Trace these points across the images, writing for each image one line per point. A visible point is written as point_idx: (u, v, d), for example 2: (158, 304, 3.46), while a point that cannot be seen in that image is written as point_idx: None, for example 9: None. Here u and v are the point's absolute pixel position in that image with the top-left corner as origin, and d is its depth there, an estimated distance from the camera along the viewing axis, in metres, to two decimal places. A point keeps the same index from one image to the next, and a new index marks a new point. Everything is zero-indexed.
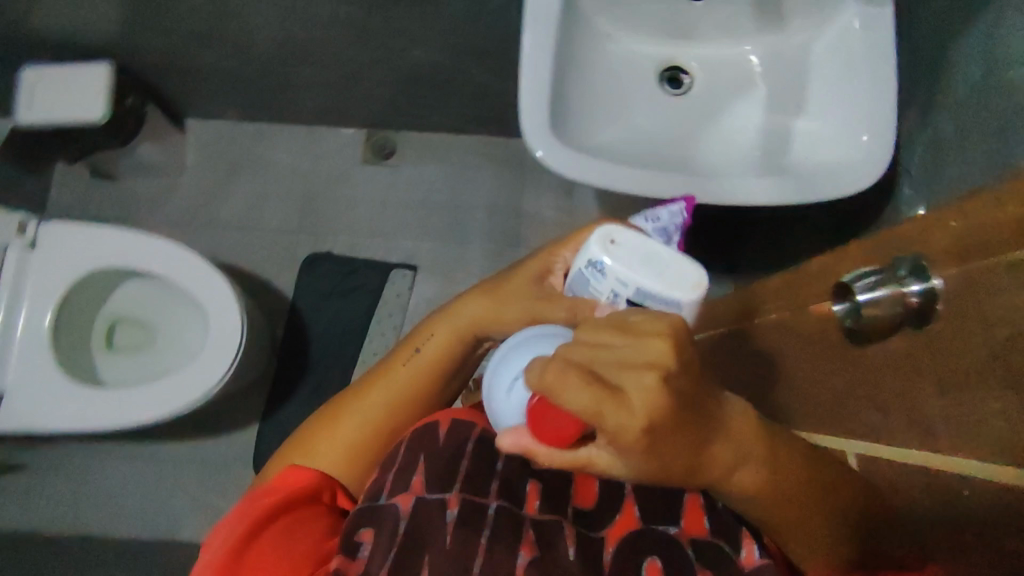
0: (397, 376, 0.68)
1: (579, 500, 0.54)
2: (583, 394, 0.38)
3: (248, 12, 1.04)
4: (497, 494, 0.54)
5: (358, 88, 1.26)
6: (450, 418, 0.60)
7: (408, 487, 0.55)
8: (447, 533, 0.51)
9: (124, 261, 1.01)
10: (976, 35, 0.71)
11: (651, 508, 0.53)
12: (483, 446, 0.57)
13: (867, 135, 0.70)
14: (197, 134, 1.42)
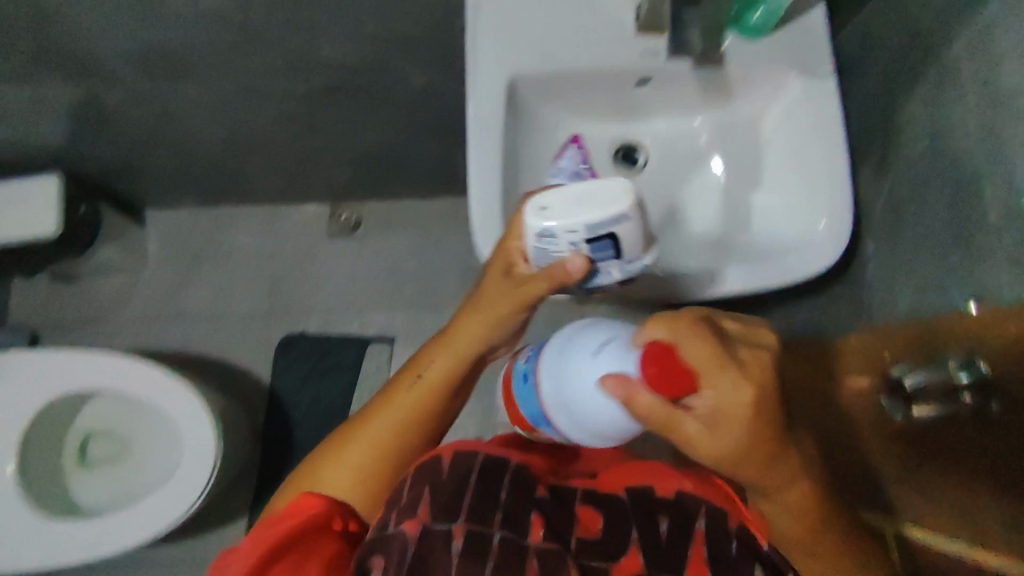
0: (401, 399, 0.66)
1: (583, 531, 0.59)
2: (711, 354, 0.46)
3: (195, 118, 1.02)
4: (500, 525, 0.57)
5: (315, 168, 1.25)
6: (451, 453, 0.62)
7: (415, 516, 0.58)
8: (454, 563, 0.55)
9: (84, 384, 0.99)
10: (919, 98, 0.72)
11: (654, 552, 0.58)
12: (485, 479, 0.60)
13: (824, 220, 0.72)
14: (157, 226, 1.40)
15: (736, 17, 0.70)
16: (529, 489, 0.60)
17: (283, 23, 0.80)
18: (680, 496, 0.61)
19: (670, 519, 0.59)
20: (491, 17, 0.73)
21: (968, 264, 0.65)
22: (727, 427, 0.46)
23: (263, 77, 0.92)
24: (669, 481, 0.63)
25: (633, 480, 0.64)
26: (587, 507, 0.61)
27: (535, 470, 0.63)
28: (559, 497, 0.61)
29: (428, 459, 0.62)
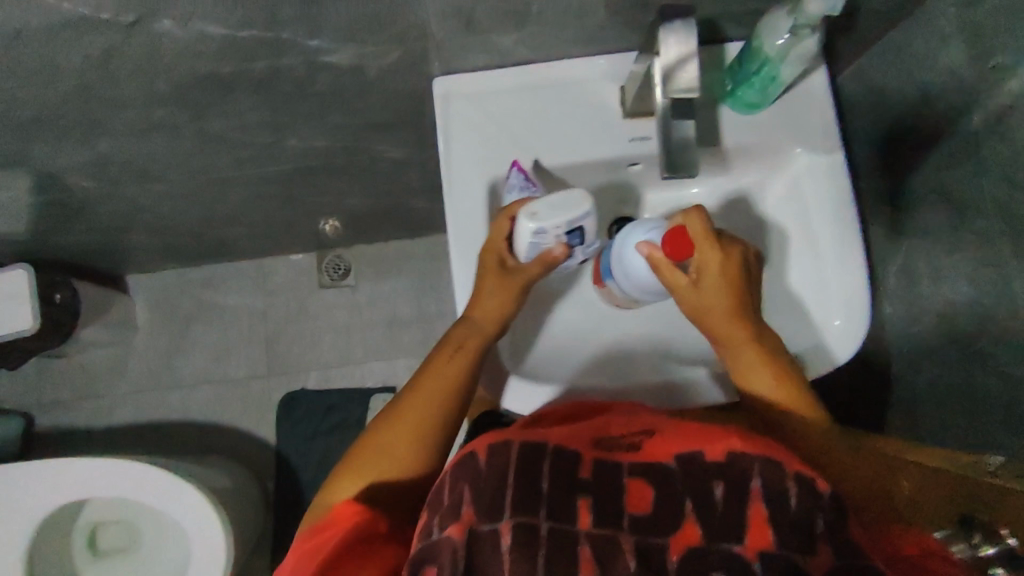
0: (435, 364, 0.64)
1: (633, 508, 0.52)
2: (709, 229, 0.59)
3: (165, 204, 0.97)
4: (546, 516, 0.51)
5: (297, 227, 1.19)
6: (484, 445, 0.55)
7: (460, 517, 0.51)
8: (506, 563, 0.49)
9: (90, 491, 0.98)
10: (933, 165, 0.68)
11: (712, 522, 0.50)
12: (524, 465, 0.53)
13: (839, 318, 0.67)
14: (143, 291, 1.36)
15: (731, 92, 0.65)
16: (569, 472, 0.54)
17: (244, 127, 0.74)
18: (733, 460, 0.53)
19: (724, 483, 0.52)
20: (462, 112, 0.67)
21: (997, 350, 0.64)
22: (714, 282, 0.61)
23: (230, 167, 0.86)
24: (720, 442, 0.54)
25: (681, 446, 0.55)
26: (633, 479, 0.53)
27: (571, 446, 0.55)
28: (601, 476, 0.54)
29: (459, 458, 0.55)
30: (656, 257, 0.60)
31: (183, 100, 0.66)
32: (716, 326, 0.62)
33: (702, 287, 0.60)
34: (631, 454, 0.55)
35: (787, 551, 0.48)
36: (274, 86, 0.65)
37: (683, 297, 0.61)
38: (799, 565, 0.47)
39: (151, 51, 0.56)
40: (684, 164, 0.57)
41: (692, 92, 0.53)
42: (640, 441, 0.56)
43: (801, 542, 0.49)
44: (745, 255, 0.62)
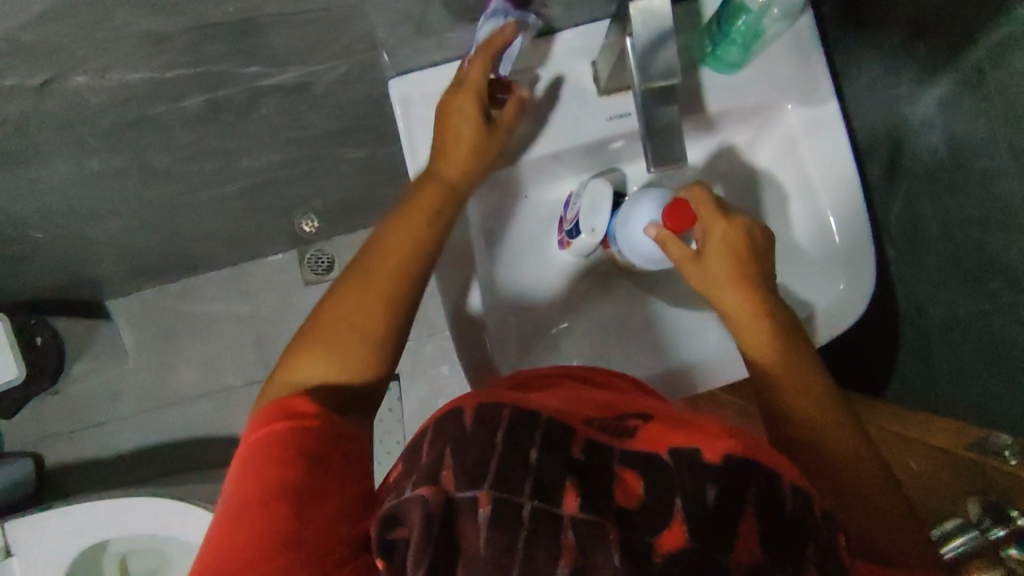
0: (394, 232, 0.53)
1: (623, 499, 0.45)
2: (711, 202, 0.57)
3: (125, 235, 0.92)
4: (533, 493, 0.43)
5: (269, 229, 1.13)
6: (474, 403, 0.48)
7: (437, 482, 0.44)
8: (480, 536, 0.42)
9: (119, 531, 0.98)
10: (931, 100, 0.63)
11: (705, 526, 0.43)
12: (517, 434, 0.45)
13: (843, 282, 0.65)
14: (124, 312, 1.31)
15: (711, 54, 0.59)
16: (562, 447, 0.47)
17: (191, 156, 0.69)
18: (732, 461, 0.46)
19: (720, 486, 0.45)
20: (425, 117, 0.60)
21: (1007, 293, 0.61)
22: (720, 257, 0.57)
23: (183, 189, 0.79)
24: (719, 442, 0.48)
25: (680, 440, 0.48)
26: (626, 467, 0.47)
27: (566, 421, 0.49)
28: (594, 457, 0.47)
29: (448, 414, 0.48)
30: (662, 233, 0.57)
31: (120, 143, 0.61)
32: (728, 303, 0.57)
33: (704, 260, 0.57)
34: (626, 440, 0.49)
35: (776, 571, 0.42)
36: (216, 114, 0.60)
37: (685, 270, 0.58)
38: None
39: (71, 105, 0.51)
40: (668, 153, 0.53)
41: (668, 77, 0.49)
42: (636, 429, 0.50)
43: (790, 562, 0.43)
44: (752, 234, 0.57)
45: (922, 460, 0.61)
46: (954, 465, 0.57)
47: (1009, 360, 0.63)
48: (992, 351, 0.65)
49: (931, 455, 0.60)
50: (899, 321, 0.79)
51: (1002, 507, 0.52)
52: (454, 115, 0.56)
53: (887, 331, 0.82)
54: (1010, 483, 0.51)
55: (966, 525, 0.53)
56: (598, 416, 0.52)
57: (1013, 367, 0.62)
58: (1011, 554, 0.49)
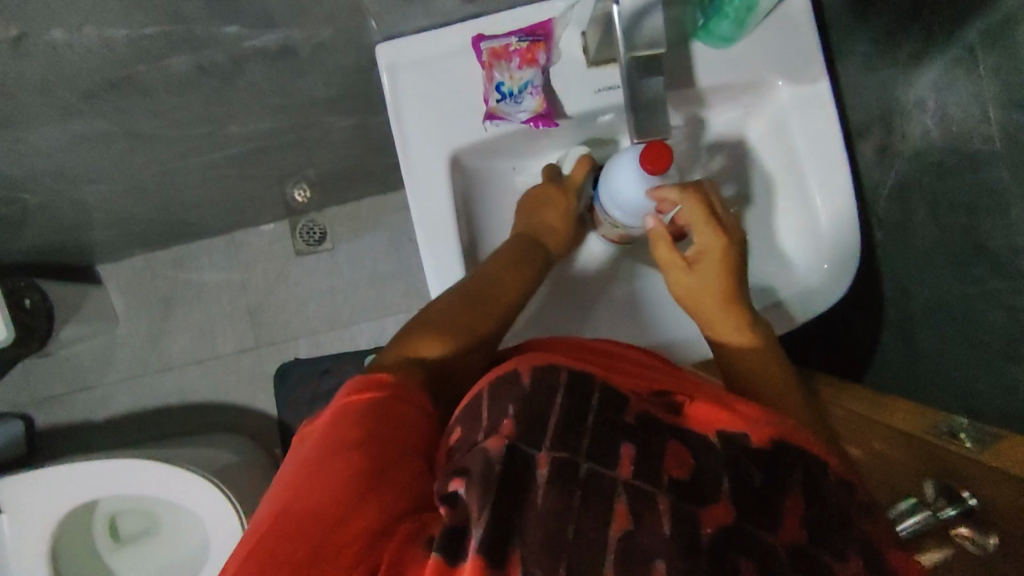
0: (513, 270, 0.60)
1: (675, 468, 0.44)
2: (705, 209, 0.57)
3: (113, 200, 0.91)
4: (589, 457, 0.42)
5: (260, 198, 1.12)
6: (531, 364, 0.46)
7: (499, 432, 0.42)
8: (540, 491, 0.41)
9: (109, 492, 0.99)
10: (925, 84, 0.63)
11: (751, 502, 0.43)
12: (575, 399, 0.45)
13: (827, 261, 0.64)
14: (115, 278, 1.31)
15: (703, 26, 0.59)
16: (615, 415, 0.45)
17: (178, 120, 0.68)
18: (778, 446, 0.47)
19: (766, 469, 0.45)
20: (412, 83, 0.60)
21: (993, 279, 0.61)
22: (708, 269, 0.58)
23: (173, 154, 0.79)
24: (766, 426, 0.48)
25: (727, 421, 0.48)
26: (678, 438, 0.46)
27: (618, 388, 0.48)
28: (647, 427, 0.46)
29: (498, 374, 0.46)
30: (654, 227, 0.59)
31: (103, 105, 0.60)
32: (707, 313, 0.59)
33: (695, 267, 0.59)
34: (675, 416, 0.48)
35: (819, 552, 0.42)
36: (201, 78, 0.59)
37: (673, 276, 0.60)
38: (828, 567, 0.42)
39: (50, 63, 0.50)
40: (653, 125, 0.53)
41: (655, 46, 0.49)
42: (681, 404, 0.50)
43: (834, 545, 0.43)
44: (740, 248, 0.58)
45: (889, 444, 0.62)
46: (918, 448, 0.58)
47: (987, 343, 0.63)
48: (974, 334, 0.65)
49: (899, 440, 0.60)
50: (883, 304, 0.79)
51: (955, 489, 0.52)
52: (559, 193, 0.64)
53: (870, 311, 0.82)
54: (965, 465, 0.52)
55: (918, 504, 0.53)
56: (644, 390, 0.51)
57: (993, 351, 0.63)
58: (960, 532, 0.51)
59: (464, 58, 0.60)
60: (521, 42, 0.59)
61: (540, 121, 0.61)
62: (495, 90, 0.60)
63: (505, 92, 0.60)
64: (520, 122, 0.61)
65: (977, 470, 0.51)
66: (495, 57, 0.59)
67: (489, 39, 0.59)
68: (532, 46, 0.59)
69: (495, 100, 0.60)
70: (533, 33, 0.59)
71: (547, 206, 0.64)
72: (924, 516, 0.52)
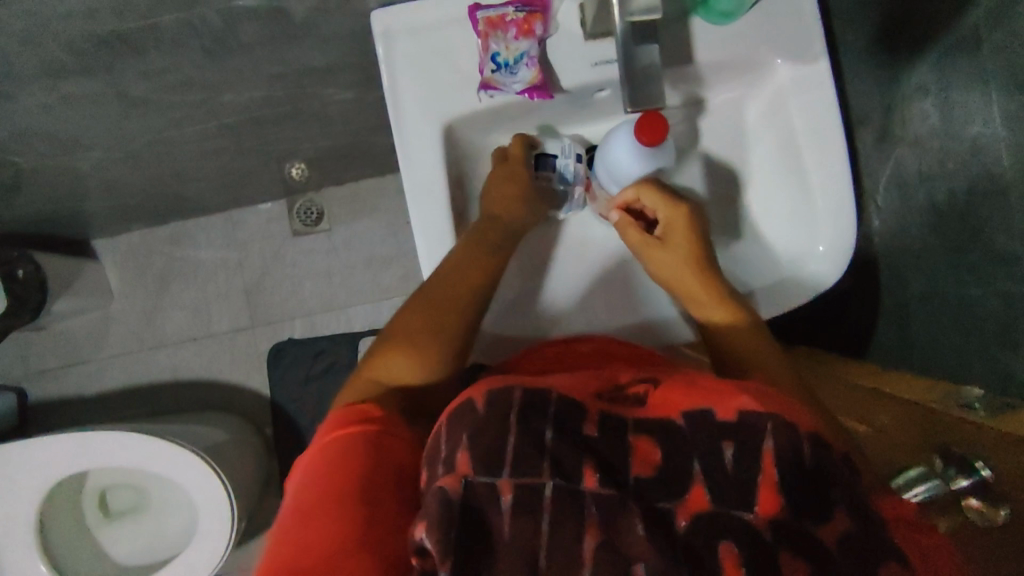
0: (464, 251, 0.59)
1: (640, 468, 0.43)
2: (664, 194, 0.60)
3: (107, 169, 0.91)
4: (552, 472, 0.41)
5: (257, 175, 1.11)
6: (485, 390, 0.45)
7: (453, 468, 0.41)
8: (506, 524, 0.39)
9: (93, 462, 0.98)
10: (926, 67, 0.62)
11: (725, 485, 0.42)
12: (528, 416, 0.43)
13: (823, 244, 0.63)
14: (111, 253, 1.31)
15: (703, 1, 0.58)
16: (572, 425, 0.44)
17: (171, 83, 0.68)
18: (749, 418, 0.44)
19: (737, 445, 0.43)
20: (408, 51, 0.59)
21: (988, 265, 0.60)
22: (676, 247, 0.59)
23: (167, 121, 0.78)
24: (733, 400, 0.46)
25: (692, 401, 0.46)
26: (641, 437, 0.45)
27: (575, 397, 0.47)
28: (607, 434, 0.45)
29: (457, 405, 0.45)
30: (621, 218, 0.62)
31: (94, 62, 0.60)
32: (688, 291, 0.59)
33: (662, 248, 0.60)
34: (637, 408, 0.47)
35: (804, 524, 0.41)
36: (193, 37, 0.59)
37: (646, 257, 0.61)
38: (813, 536, 0.40)
39: (38, 12, 0.50)
40: (647, 94, 0.52)
41: (651, 13, 0.47)
42: (646, 395, 0.49)
43: (814, 508, 0.41)
44: (699, 223, 0.60)
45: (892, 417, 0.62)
46: (921, 422, 0.59)
47: (982, 331, 0.62)
48: (968, 321, 0.64)
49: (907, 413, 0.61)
50: (881, 292, 0.79)
51: (968, 460, 0.51)
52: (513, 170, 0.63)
53: (869, 299, 0.82)
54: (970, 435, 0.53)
55: (928, 475, 0.52)
56: (605, 386, 0.49)
57: (986, 339, 0.62)
58: (970, 503, 0.50)
59: (461, 27, 0.59)
60: (519, 13, 0.58)
61: (535, 92, 0.60)
62: (490, 60, 0.59)
63: (501, 63, 0.59)
64: (515, 93, 0.60)
65: (991, 443, 0.51)
66: (491, 26, 0.58)
67: (485, 8, 0.58)
68: (529, 16, 0.58)
69: (490, 70, 0.59)
70: (531, 5, 0.58)
71: (503, 181, 0.63)
72: (934, 485, 0.51)
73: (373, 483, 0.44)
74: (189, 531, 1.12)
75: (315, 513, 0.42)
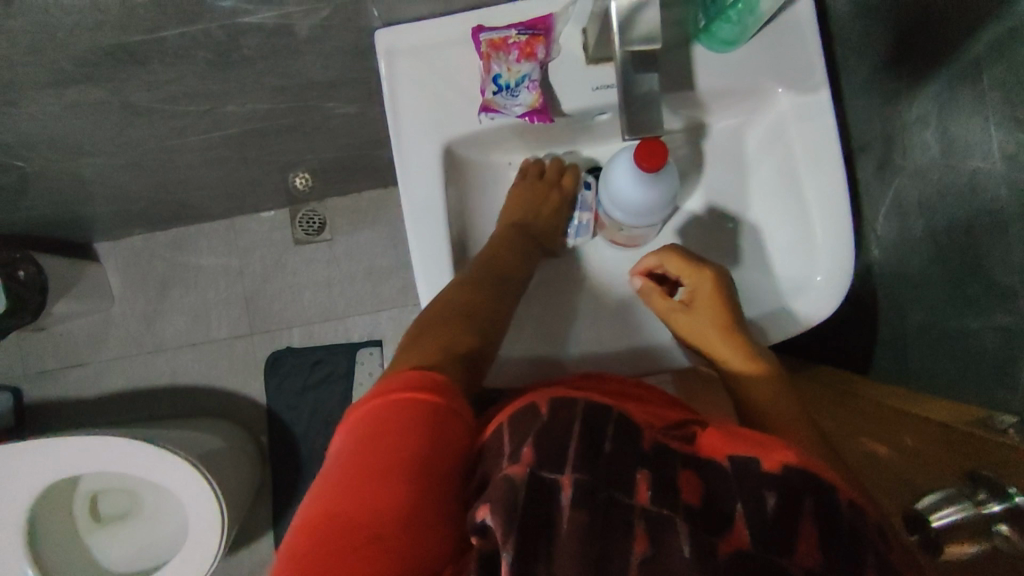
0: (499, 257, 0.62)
1: (689, 496, 0.41)
2: (689, 260, 0.60)
3: (111, 175, 0.91)
4: (609, 482, 0.40)
5: (260, 184, 1.12)
6: (547, 397, 0.45)
7: (519, 460, 0.41)
8: (563, 518, 0.38)
9: (84, 466, 0.97)
10: (928, 98, 0.62)
11: (766, 531, 0.39)
12: (592, 428, 0.43)
13: (821, 273, 0.62)
14: (114, 257, 1.31)
15: (704, 29, 0.58)
16: (630, 440, 0.44)
17: (174, 93, 0.68)
18: (789, 474, 0.43)
19: (779, 494, 0.41)
20: (409, 70, 0.60)
21: (986, 300, 0.59)
22: (706, 312, 0.59)
23: (171, 130, 0.79)
24: (777, 452, 0.45)
25: (737, 448, 0.45)
26: (689, 472, 0.43)
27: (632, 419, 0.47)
28: (660, 455, 0.44)
29: (516, 408, 0.46)
30: (647, 285, 0.62)
31: (99, 73, 0.60)
32: (718, 350, 0.60)
33: (691, 312, 0.60)
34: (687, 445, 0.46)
35: None
36: (195, 49, 0.59)
37: (676, 321, 0.61)
38: None
39: (42, 25, 0.51)
40: (643, 121, 0.52)
41: (650, 43, 0.48)
42: (694, 434, 0.48)
43: (847, 558, 0.39)
44: (728, 283, 0.60)
45: (918, 437, 0.57)
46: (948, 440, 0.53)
47: (979, 364, 0.62)
48: (965, 355, 0.64)
49: (931, 434, 0.55)
50: (878, 323, 0.79)
51: (1000, 484, 0.45)
52: (532, 186, 0.67)
53: (866, 329, 0.82)
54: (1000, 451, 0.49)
55: (955, 496, 0.46)
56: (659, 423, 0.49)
57: (984, 373, 0.61)
58: (999, 530, 0.43)
59: (463, 49, 0.60)
60: (521, 38, 0.58)
61: (535, 116, 0.60)
62: (491, 81, 0.58)
63: (501, 84, 0.58)
64: (515, 116, 0.60)
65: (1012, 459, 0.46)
66: (493, 48, 0.58)
67: (488, 31, 0.58)
68: (531, 39, 0.58)
69: (492, 92, 0.59)
70: (532, 29, 0.58)
71: (527, 197, 0.66)
72: (960, 508, 0.44)
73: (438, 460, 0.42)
74: (180, 537, 1.12)
75: (365, 485, 0.39)
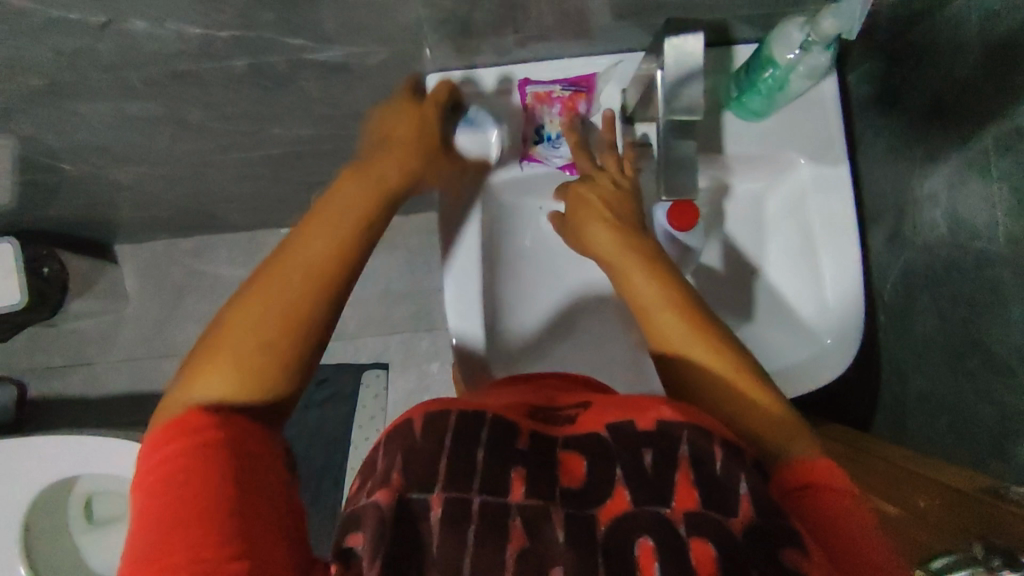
0: (304, 233, 0.47)
1: (567, 480, 0.45)
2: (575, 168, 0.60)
3: (148, 183, 0.94)
4: (479, 488, 0.43)
5: (286, 202, 1.15)
6: (423, 410, 0.47)
7: (388, 484, 0.43)
8: (434, 535, 0.41)
9: (88, 466, 0.98)
10: (939, 179, 0.66)
11: (642, 487, 0.44)
12: (461, 433, 0.45)
13: (831, 335, 0.67)
14: (132, 259, 1.33)
15: (736, 99, 0.63)
16: (505, 444, 0.46)
17: (228, 114, 0.72)
18: (666, 428, 0.47)
19: (656, 451, 0.46)
20: None
21: (987, 374, 0.62)
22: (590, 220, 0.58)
23: (215, 147, 0.82)
24: (651, 410, 0.48)
25: (615, 415, 0.49)
26: (569, 451, 0.47)
27: (509, 415, 0.49)
28: (540, 447, 0.47)
29: (396, 423, 0.47)
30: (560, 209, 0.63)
31: (165, 92, 0.64)
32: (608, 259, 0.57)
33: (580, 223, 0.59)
34: (567, 427, 0.49)
35: (711, 513, 0.43)
36: (256, 77, 0.63)
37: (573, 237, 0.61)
38: (732, 536, 0.42)
39: (123, 47, 0.54)
40: (681, 184, 0.57)
41: (692, 113, 0.51)
42: (576, 415, 0.51)
43: (719, 502, 0.43)
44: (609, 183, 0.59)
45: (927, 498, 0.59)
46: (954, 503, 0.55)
47: (977, 438, 0.64)
48: (963, 426, 0.66)
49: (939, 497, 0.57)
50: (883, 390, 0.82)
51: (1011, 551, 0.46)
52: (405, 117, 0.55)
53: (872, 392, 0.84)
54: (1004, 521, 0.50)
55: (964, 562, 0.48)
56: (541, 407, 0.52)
57: (980, 445, 0.64)
58: None
59: (510, 99, 0.64)
60: (565, 95, 0.63)
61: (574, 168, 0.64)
62: (534, 132, 0.64)
63: (544, 135, 0.64)
64: (555, 167, 0.64)
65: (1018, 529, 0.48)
66: (538, 101, 0.63)
67: (535, 84, 0.63)
68: (574, 95, 0.63)
69: (534, 142, 0.64)
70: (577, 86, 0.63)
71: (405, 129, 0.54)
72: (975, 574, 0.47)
73: (251, 454, 0.42)
74: None
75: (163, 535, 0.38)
